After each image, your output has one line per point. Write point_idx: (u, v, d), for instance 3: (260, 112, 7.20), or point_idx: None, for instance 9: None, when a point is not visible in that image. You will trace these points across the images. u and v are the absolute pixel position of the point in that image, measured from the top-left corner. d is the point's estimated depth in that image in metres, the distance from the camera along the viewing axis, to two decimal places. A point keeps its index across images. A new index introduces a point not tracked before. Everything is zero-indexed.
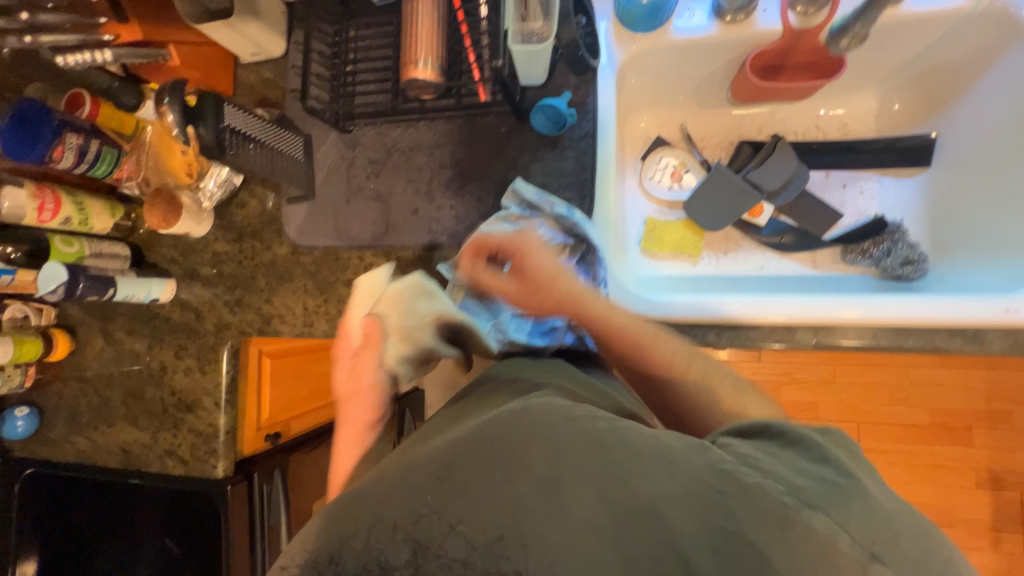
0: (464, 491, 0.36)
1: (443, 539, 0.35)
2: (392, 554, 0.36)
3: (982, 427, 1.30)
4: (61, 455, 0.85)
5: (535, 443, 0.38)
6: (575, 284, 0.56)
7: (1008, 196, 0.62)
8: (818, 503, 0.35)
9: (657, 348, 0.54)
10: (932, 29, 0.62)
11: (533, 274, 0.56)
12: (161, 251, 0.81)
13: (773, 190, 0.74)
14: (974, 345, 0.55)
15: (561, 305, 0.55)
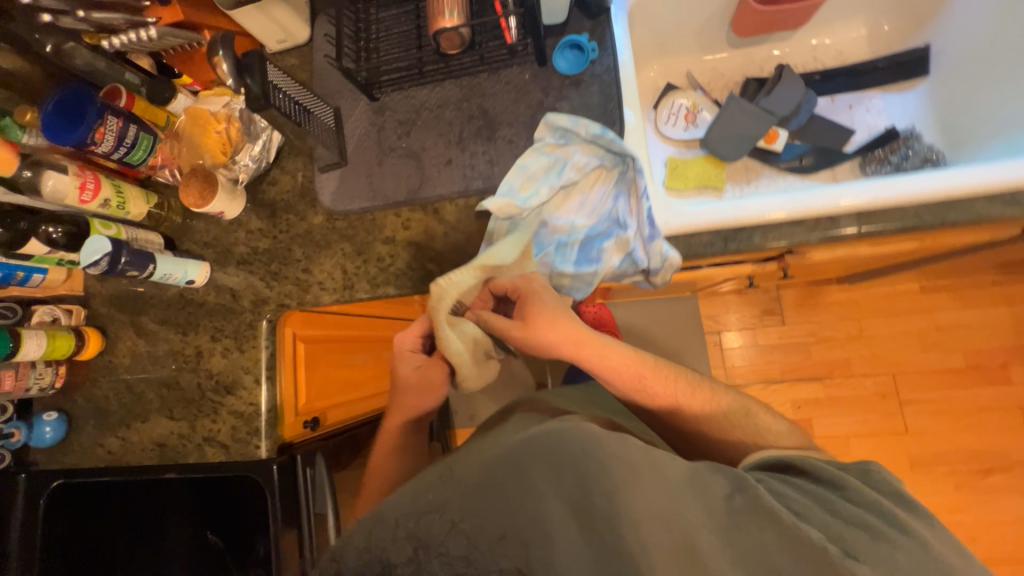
0: (464, 495, 0.48)
1: (444, 537, 0.47)
2: (393, 553, 0.47)
3: (1017, 362, 1.29)
4: (87, 461, 0.80)
5: (575, 464, 0.49)
6: (573, 324, 0.62)
7: (1005, 83, 0.76)
8: (858, 553, 0.46)
9: (658, 384, 0.66)
10: None
11: (535, 313, 0.62)
12: (194, 238, 0.82)
13: (786, 114, 0.79)
14: (1016, 206, 0.56)
15: (560, 343, 0.62)
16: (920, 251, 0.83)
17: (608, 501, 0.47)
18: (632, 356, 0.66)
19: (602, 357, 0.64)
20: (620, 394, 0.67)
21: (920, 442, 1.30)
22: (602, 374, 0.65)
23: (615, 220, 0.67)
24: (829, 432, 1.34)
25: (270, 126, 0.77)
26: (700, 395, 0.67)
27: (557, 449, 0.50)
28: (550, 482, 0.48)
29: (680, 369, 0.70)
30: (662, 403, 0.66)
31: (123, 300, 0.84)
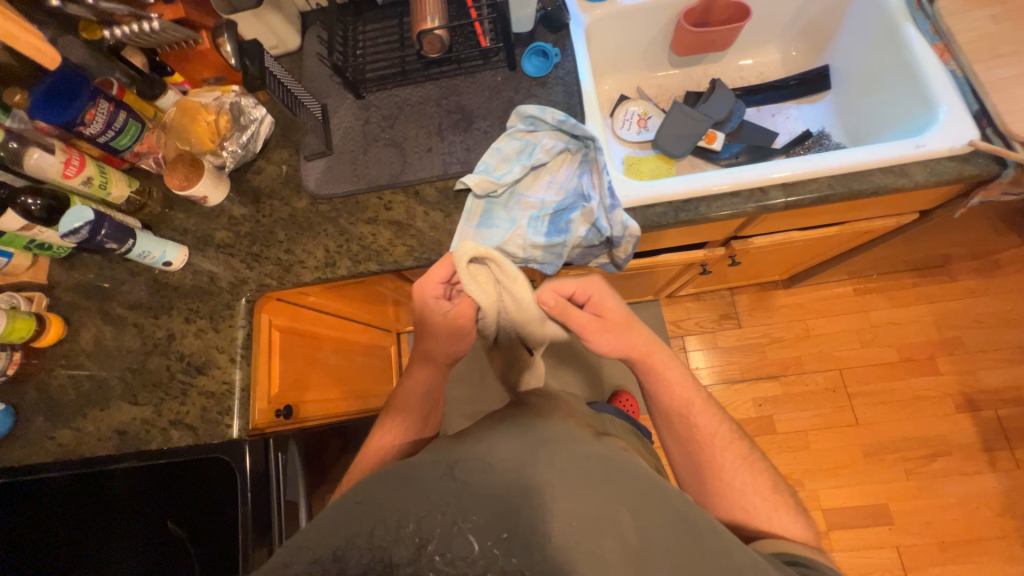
0: (469, 491, 0.47)
1: (446, 535, 0.43)
2: (393, 552, 0.41)
3: (942, 354, 1.44)
4: (32, 455, 0.74)
5: (621, 510, 0.48)
6: (641, 331, 0.69)
7: (878, 91, 0.84)
8: None
9: (704, 418, 0.71)
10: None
11: (609, 314, 0.67)
12: (174, 224, 0.83)
13: (722, 119, 0.92)
14: (903, 177, 0.69)
15: (629, 344, 0.68)
16: (843, 236, 0.95)
17: (659, 556, 0.45)
18: (688, 383, 0.72)
19: (662, 369, 0.70)
20: (661, 414, 0.73)
21: (870, 432, 1.39)
22: (657, 386, 0.71)
23: (580, 195, 0.74)
24: (790, 428, 1.42)
25: (263, 115, 0.83)
26: (736, 449, 0.70)
27: (615, 478, 0.51)
28: (602, 510, 0.47)
29: (726, 419, 0.74)
30: (699, 433, 0.71)
31: (90, 288, 0.83)
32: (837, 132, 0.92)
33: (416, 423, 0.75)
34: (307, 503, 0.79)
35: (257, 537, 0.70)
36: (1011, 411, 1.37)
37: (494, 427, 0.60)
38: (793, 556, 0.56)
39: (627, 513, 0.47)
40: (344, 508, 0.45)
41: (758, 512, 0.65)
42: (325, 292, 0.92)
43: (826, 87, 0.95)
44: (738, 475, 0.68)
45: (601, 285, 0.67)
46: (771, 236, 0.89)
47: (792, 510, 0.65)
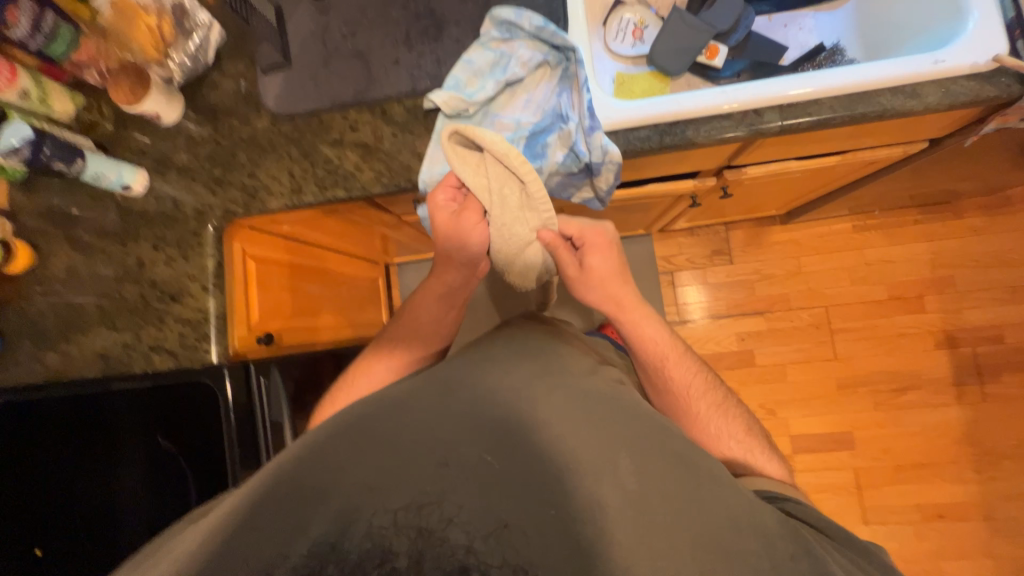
0: (464, 472, 0.46)
1: (443, 525, 0.42)
2: (393, 541, 0.41)
3: (931, 294, 1.43)
4: (24, 378, 0.76)
5: (621, 461, 0.49)
6: (623, 284, 0.71)
7: None
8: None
9: (679, 371, 0.71)
10: None
11: (593, 267, 0.70)
12: (129, 146, 0.78)
13: (727, 30, 0.82)
14: (914, 99, 0.63)
15: (607, 299, 0.71)
16: (843, 167, 0.90)
17: (659, 500, 0.46)
18: (666, 337, 0.72)
19: (636, 325, 0.71)
20: (639, 366, 0.73)
21: (847, 366, 1.43)
22: (634, 341, 0.72)
23: (558, 115, 0.68)
24: (769, 361, 1.45)
25: (209, 19, 0.74)
26: (710, 396, 0.71)
27: (612, 426, 0.53)
28: (598, 459, 0.48)
29: (703, 367, 0.74)
30: (677, 385, 0.71)
31: (53, 213, 0.80)
32: (854, 46, 0.83)
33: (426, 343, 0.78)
34: (292, 424, 0.84)
35: (244, 460, 0.76)
36: (989, 349, 1.40)
37: (489, 369, 0.60)
38: (771, 494, 0.58)
39: (625, 458, 0.49)
40: (328, 494, 0.45)
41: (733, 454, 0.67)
42: (299, 221, 0.89)
43: None
44: (714, 423, 0.69)
45: (603, 232, 0.70)
46: (766, 166, 0.84)
47: (763, 449, 0.68)
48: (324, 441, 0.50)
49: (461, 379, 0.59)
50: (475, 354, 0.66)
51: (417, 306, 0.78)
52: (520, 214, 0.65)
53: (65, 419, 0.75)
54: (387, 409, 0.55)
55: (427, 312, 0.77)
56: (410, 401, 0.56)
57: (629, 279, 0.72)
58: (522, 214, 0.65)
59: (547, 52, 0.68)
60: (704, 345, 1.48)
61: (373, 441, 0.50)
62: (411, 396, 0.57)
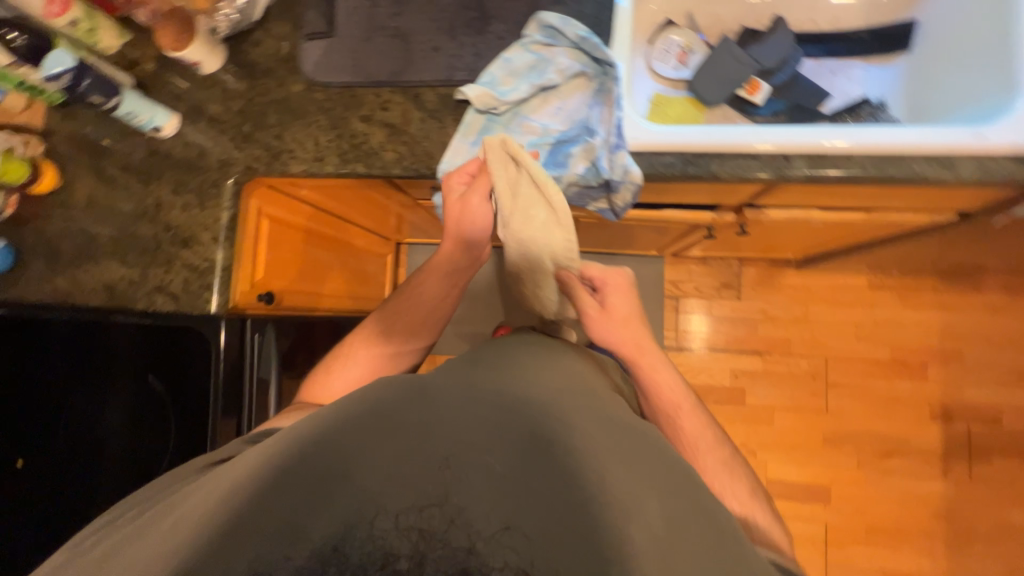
0: (482, 474, 0.46)
1: (445, 528, 0.43)
2: (393, 542, 0.42)
3: (935, 364, 1.40)
4: (34, 294, 0.79)
5: (652, 499, 0.44)
6: (641, 329, 0.72)
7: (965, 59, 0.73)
8: None
9: (690, 424, 0.69)
10: None
11: (614, 308, 0.72)
12: (166, 88, 0.80)
13: (773, 68, 0.82)
14: (948, 170, 0.62)
15: (626, 341, 0.71)
16: (867, 225, 0.89)
17: (690, 552, 0.41)
18: (680, 388, 0.71)
19: (652, 371, 0.70)
20: (649, 412, 0.72)
21: (836, 421, 1.41)
22: (647, 384, 0.70)
23: (586, 128, 0.68)
24: (759, 402, 1.44)
25: None
26: (719, 456, 0.68)
27: (646, 460, 0.48)
28: (627, 495, 0.44)
29: (713, 425, 0.72)
30: (685, 439, 0.68)
31: (85, 141, 0.82)
32: (899, 105, 0.82)
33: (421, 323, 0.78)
34: (278, 381, 0.86)
35: (226, 408, 0.79)
36: (984, 429, 1.37)
37: (517, 370, 0.57)
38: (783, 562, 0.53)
39: (654, 499, 0.44)
40: (339, 487, 0.45)
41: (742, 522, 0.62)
42: (319, 188, 0.90)
43: (903, 49, 0.82)
44: (721, 486, 0.66)
45: (623, 278, 0.73)
46: (788, 211, 0.83)
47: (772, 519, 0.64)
48: (341, 422, 0.48)
49: (490, 378, 0.55)
50: (500, 354, 0.63)
51: (415, 289, 0.78)
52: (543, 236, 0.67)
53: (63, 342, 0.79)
54: (411, 394, 0.51)
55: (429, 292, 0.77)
56: (436, 390, 0.52)
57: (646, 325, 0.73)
58: (537, 234, 0.66)
59: (586, 63, 0.68)
60: (696, 375, 1.47)
61: (393, 427, 0.48)
62: (438, 383, 0.53)
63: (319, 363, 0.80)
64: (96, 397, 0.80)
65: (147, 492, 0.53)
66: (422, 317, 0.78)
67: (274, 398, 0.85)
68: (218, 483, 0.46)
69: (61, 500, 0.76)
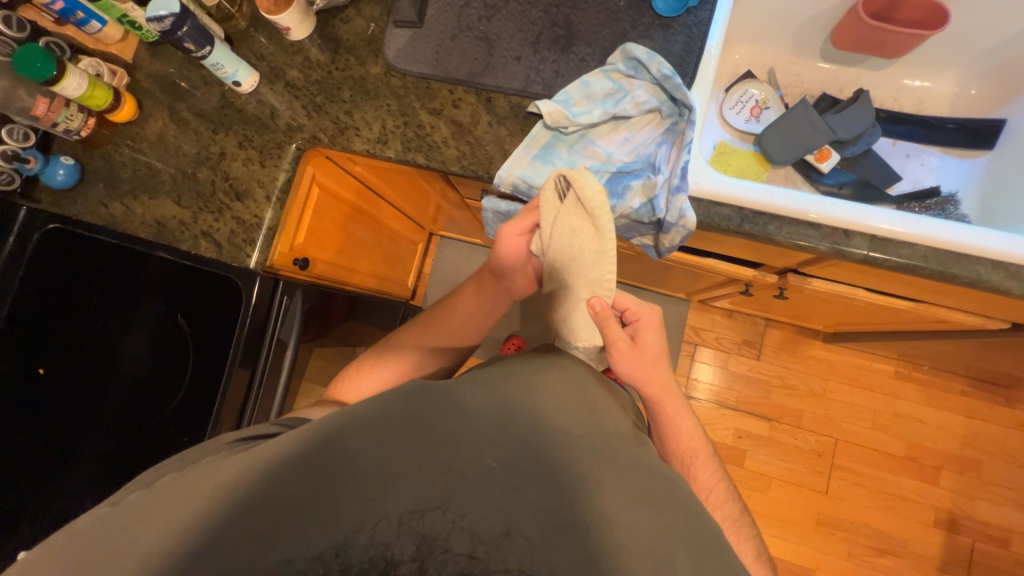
0: (497, 491, 0.46)
1: (447, 533, 0.44)
2: (398, 549, 0.43)
3: (950, 470, 1.35)
4: (85, 214, 0.80)
5: (678, 556, 0.43)
6: (666, 369, 0.72)
7: None
8: None
9: (703, 471, 0.75)
10: (1002, 18, 0.74)
11: (646, 344, 0.70)
12: (253, 46, 0.83)
13: (846, 139, 0.80)
14: (1015, 281, 0.60)
15: (651, 379, 0.70)
16: (911, 316, 0.86)
17: None
18: (697, 434, 0.76)
19: (674, 415, 0.73)
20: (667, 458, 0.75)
21: (833, 505, 1.36)
22: (668, 429, 0.74)
23: (650, 165, 0.67)
24: (757, 468, 1.40)
25: None
26: (729, 507, 0.74)
27: (675, 513, 0.46)
28: (649, 549, 0.43)
29: (724, 477, 0.77)
30: (700, 487, 0.73)
31: (166, 81, 0.85)
32: (970, 202, 0.79)
33: (448, 340, 0.79)
34: (296, 349, 0.84)
35: (244, 360, 0.78)
36: (990, 548, 1.31)
37: (546, 386, 0.55)
38: None
39: (680, 557, 0.43)
40: (351, 484, 0.44)
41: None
42: (373, 168, 0.92)
43: (984, 147, 0.80)
44: (731, 537, 0.70)
45: (656, 314, 0.70)
46: (832, 285, 0.82)
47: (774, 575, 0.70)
48: (365, 417, 0.47)
49: (522, 398, 0.53)
50: (531, 362, 0.60)
51: (452, 310, 0.81)
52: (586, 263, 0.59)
53: (109, 266, 0.84)
54: (439, 401, 0.50)
55: (461, 312, 0.80)
56: (463, 400, 0.51)
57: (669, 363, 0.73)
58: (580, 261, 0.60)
59: (664, 101, 0.68)
60: None
61: (417, 430, 0.47)
62: (468, 395, 0.52)
63: (342, 372, 0.80)
64: (127, 322, 0.85)
65: (163, 462, 0.51)
66: (453, 335, 0.79)
67: (288, 364, 0.82)
68: (231, 458, 0.46)
69: (70, 409, 0.81)
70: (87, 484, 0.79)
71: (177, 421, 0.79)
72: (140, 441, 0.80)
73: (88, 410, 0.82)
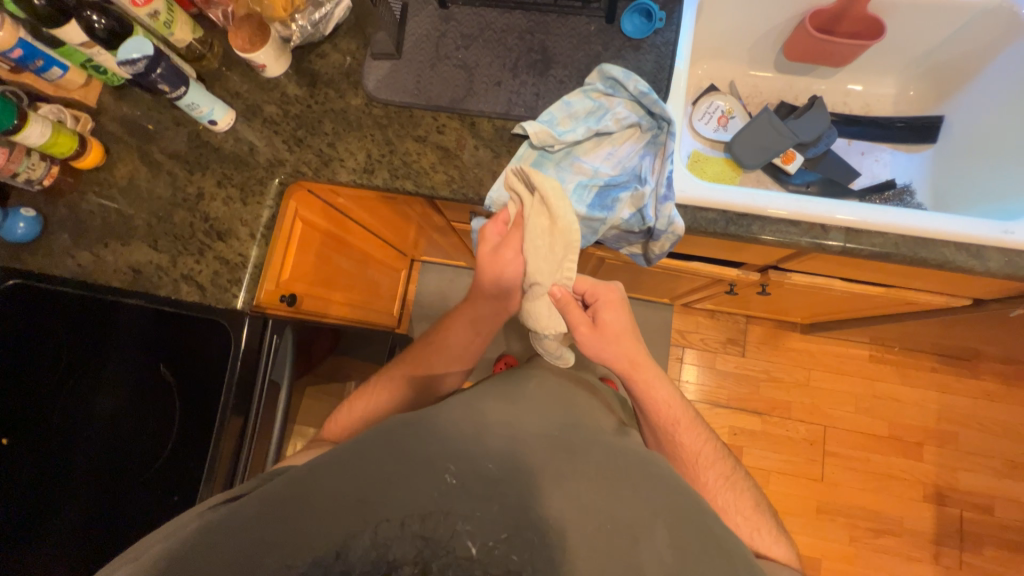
0: (487, 489, 0.48)
1: (448, 536, 0.45)
2: (399, 550, 0.43)
3: (931, 444, 1.41)
4: (55, 268, 0.78)
5: (658, 526, 0.48)
6: (635, 343, 0.71)
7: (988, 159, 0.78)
8: None
9: (688, 436, 0.74)
10: (932, 27, 0.82)
11: (608, 324, 0.70)
12: (226, 85, 0.82)
13: (808, 141, 0.87)
14: (976, 259, 0.65)
15: (619, 357, 0.70)
16: (883, 300, 0.91)
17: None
18: (675, 400, 0.74)
19: (648, 386, 0.72)
20: (648, 427, 0.75)
21: (831, 491, 1.40)
22: (645, 402, 0.73)
23: (636, 176, 0.70)
24: (755, 463, 1.43)
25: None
26: (718, 468, 0.74)
27: (650, 489, 0.52)
28: (633, 524, 0.48)
29: (711, 435, 0.77)
30: (686, 450, 0.73)
31: (134, 124, 0.82)
32: (924, 190, 0.87)
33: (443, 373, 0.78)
34: (290, 388, 0.82)
35: (237, 406, 0.75)
36: (977, 516, 1.37)
37: (517, 405, 0.61)
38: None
39: (661, 527, 0.48)
40: (335, 508, 0.45)
41: (752, 540, 0.68)
42: (356, 197, 0.91)
43: (928, 141, 0.88)
44: (721, 495, 0.71)
45: (615, 292, 0.70)
46: (810, 276, 0.86)
47: (773, 529, 0.70)
48: (352, 449, 0.51)
49: (496, 414, 0.58)
50: (499, 384, 0.65)
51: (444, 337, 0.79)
52: (551, 258, 0.65)
53: (80, 318, 0.78)
54: (418, 428, 0.54)
55: (458, 339, 0.78)
56: (438, 422, 0.55)
57: (639, 338, 0.72)
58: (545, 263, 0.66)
59: (642, 116, 0.71)
60: None
61: (397, 455, 0.50)
62: (445, 417, 0.56)
63: (350, 395, 0.80)
64: (99, 377, 0.77)
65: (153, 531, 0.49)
66: (449, 363, 0.78)
67: (282, 409, 0.81)
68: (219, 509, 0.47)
69: (46, 472, 0.73)
70: (67, 556, 0.72)
71: (168, 480, 0.74)
72: (125, 506, 0.74)
73: (65, 472, 0.75)
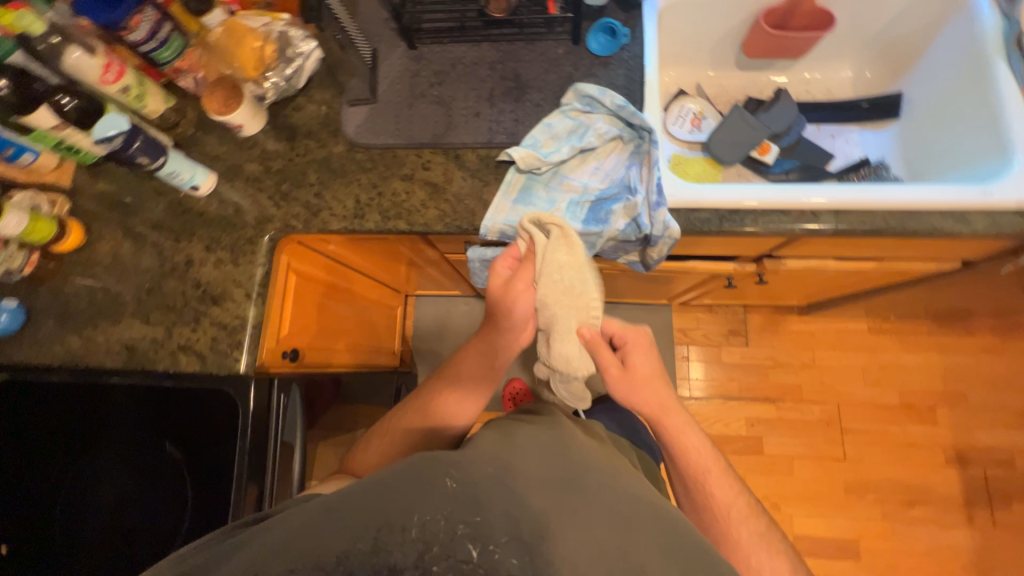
0: (495, 512, 0.43)
1: (450, 539, 0.40)
2: (400, 555, 0.39)
3: (943, 407, 1.43)
4: (38, 357, 0.74)
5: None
6: (666, 387, 0.73)
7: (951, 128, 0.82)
8: None
9: (720, 486, 0.72)
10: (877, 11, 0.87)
11: (637, 366, 0.72)
12: (204, 148, 0.81)
13: (779, 132, 0.90)
14: (962, 223, 0.67)
15: (650, 401, 0.72)
16: (878, 275, 0.93)
17: None
18: (706, 448, 0.74)
19: (677, 433, 0.72)
20: (679, 478, 0.75)
21: (855, 469, 1.40)
22: (676, 447, 0.73)
23: (626, 187, 0.71)
24: (776, 452, 1.42)
25: (310, 49, 0.79)
26: (753, 525, 0.70)
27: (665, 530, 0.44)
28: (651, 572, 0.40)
29: (745, 491, 0.75)
30: (718, 506, 0.71)
31: (113, 200, 0.81)
32: (897, 163, 0.90)
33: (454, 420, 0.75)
34: (302, 449, 0.78)
35: (250, 474, 0.71)
36: (1000, 473, 1.37)
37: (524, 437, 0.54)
38: None
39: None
40: (344, 514, 0.42)
41: None
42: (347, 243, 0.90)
43: (892, 117, 0.92)
44: (757, 555, 0.67)
45: (644, 336, 0.73)
46: (805, 261, 0.87)
47: None
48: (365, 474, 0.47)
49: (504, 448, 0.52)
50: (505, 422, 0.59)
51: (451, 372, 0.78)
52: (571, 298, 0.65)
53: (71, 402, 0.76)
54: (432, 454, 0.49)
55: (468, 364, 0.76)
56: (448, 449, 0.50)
57: (669, 383, 0.74)
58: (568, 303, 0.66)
59: (622, 128, 0.73)
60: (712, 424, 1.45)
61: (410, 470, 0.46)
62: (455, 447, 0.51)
63: (361, 438, 0.79)
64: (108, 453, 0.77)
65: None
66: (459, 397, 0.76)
67: (298, 468, 0.77)
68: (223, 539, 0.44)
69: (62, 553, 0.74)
70: None
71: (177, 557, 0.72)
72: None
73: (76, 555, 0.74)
